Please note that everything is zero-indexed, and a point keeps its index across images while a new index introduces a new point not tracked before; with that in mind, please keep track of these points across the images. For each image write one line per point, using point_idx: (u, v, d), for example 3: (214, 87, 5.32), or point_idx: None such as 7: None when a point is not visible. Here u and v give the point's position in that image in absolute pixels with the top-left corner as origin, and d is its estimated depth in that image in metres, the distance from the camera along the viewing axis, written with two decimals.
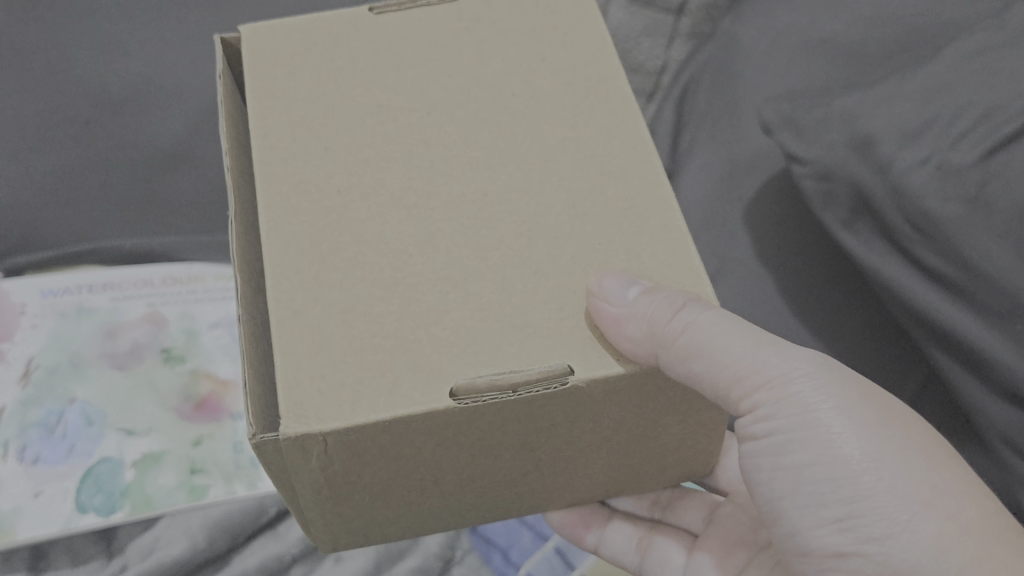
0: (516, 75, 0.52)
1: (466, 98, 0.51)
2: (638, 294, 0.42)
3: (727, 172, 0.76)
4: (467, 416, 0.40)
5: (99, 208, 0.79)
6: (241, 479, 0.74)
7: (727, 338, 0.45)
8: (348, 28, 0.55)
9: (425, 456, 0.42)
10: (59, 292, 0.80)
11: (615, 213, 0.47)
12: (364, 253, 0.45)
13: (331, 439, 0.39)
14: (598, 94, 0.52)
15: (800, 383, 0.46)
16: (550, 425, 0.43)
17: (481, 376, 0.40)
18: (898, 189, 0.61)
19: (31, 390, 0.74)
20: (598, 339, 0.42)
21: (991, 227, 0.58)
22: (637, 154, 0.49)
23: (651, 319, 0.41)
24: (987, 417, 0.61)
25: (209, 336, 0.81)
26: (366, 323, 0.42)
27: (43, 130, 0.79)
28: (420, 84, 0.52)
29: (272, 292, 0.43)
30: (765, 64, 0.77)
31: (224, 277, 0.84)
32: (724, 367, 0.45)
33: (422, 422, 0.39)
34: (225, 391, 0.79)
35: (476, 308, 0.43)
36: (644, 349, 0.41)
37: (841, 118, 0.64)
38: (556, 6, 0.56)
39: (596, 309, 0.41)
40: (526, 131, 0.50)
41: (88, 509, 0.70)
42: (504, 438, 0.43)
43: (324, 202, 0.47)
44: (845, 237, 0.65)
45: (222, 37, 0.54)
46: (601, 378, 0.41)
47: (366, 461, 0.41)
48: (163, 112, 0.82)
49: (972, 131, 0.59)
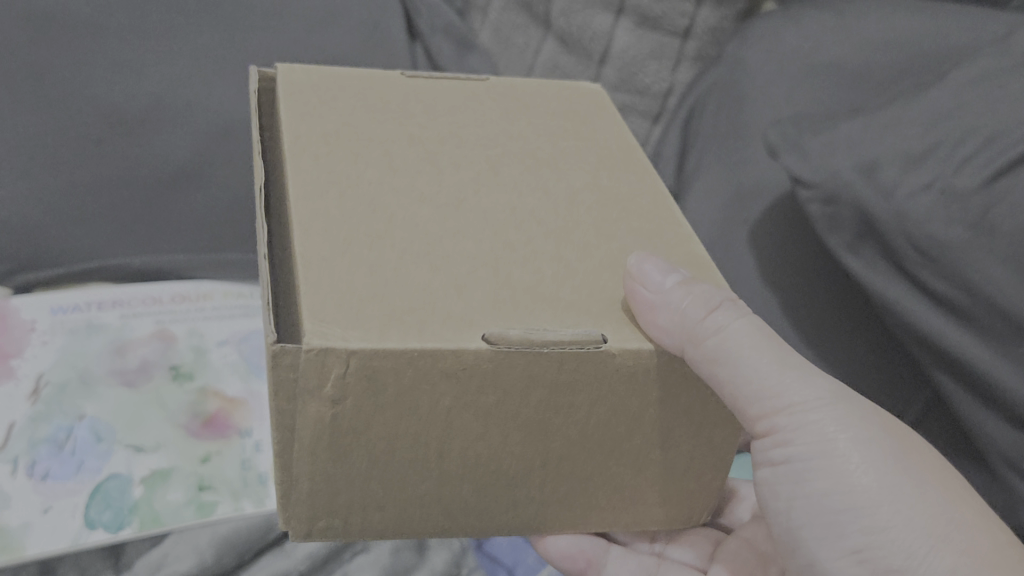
0: (543, 135, 0.58)
1: (496, 142, 0.56)
2: (673, 284, 0.44)
3: (732, 195, 0.77)
4: (498, 365, 0.41)
5: (114, 227, 0.80)
6: (249, 495, 0.74)
7: (753, 353, 0.47)
8: (384, 81, 0.60)
9: (440, 415, 0.42)
10: (68, 309, 0.81)
11: (640, 239, 0.51)
12: (394, 229, 0.46)
13: (355, 362, 0.38)
14: (615, 159, 0.58)
15: (820, 412, 0.48)
16: (570, 401, 0.43)
17: (513, 330, 0.41)
18: (901, 214, 0.61)
19: (41, 406, 0.74)
20: (629, 322, 0.44)
21: (993, 251, 0.58)
22: (660, 204, 0.54)
23: (684, 312, 0.44)
24: (992, 441, 0.61)
25: (216, 353, 0.83)
26: (394, 275, 0.43)
27: (54, 150, 0.77)
28: (453, 124, 0.57)
29: (299, 241, 0.43)
30: (771, 87, 0.77)
31: (234, 295, 0.87)
32: (749, 382, 0.47)
33: (450, 362, 0.40)
34: (232, 408, 0.79)
35: (508, 283, 0.44)
36: (673, 338, 0.43)
37: (845, 144, 0.65)
38: (572, 103, 0.63)
39: (631, 291, 0.44)
40: (555, 173, 0.54)
41: (96, 525, 0.68)
42: (522, 406, 0.43)
43: (353, 186, 0.48)
44: (849, 261, 0.66)
45: (257, 68, 0.57)
46: (633, 351, 0.42)
47: (380, 409, 0.41)
48: (175, 132, 0.81)
49: (975, 156, 0.60)
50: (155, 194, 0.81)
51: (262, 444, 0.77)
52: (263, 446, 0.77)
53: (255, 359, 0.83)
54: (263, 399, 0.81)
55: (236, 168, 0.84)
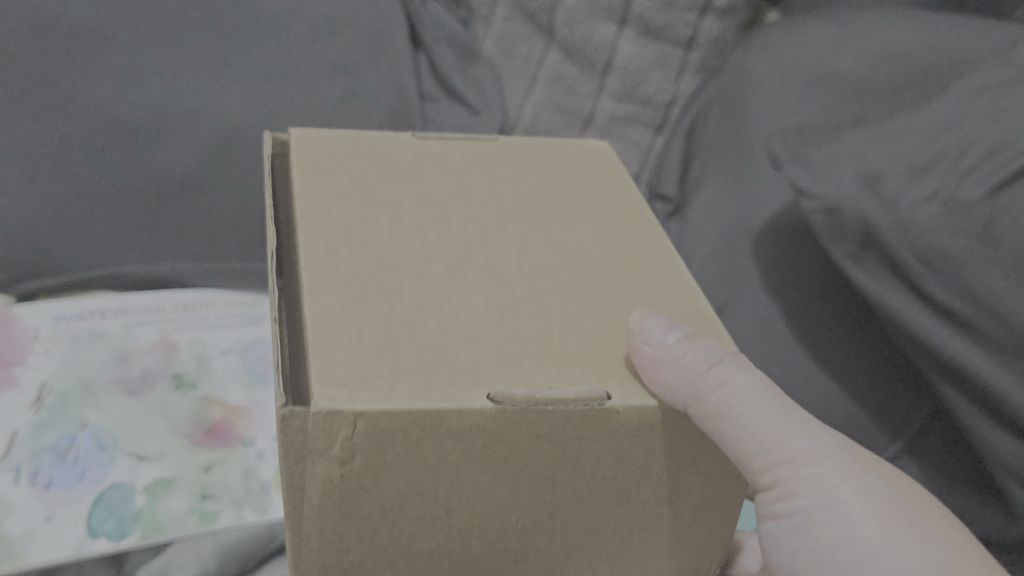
0: (551, 192, 0.61)
1: (505, 199, 0.58)
2: (675, 340, 0.46)
3: (736, 206, 0.77)
4: (505, 423, 0.41)
5: (119, 236, 0.81)
6: (252, 504, 0.74)
7: (754, 406, 0.48)
8: (394, 137, 0.62)
9: (447, 473, 0.41)
10: (71, 318, 0.81)
11: (646, 293, 0.53)
12: (403, 285, 0.48)
13: (360, 424, 0.38)
14: (621, 216, 0.60)
15: (820, 466, 0.49)
16: (578, 456, 0.43)
17: (518, 389, 0.42)
18: (905, 225, 0.61)
19: (44, 415, 0.74)
20: (633, 378, 0.46)
21: (997, 262, 0.58)
22: (665, 258, 0.57)
23: (686, 368, 0.45)
24: (996, 453, 0.61)
25: (219, 362, 0.83)
26: (404, 334, 0.44)
27: (59, 158, 0.77)
28: (463, 182, 0.59)
29: (309, 299, 0.44)
30: (773, 98, 0.78)
31: (236, 304, 0.88)
32: (750, 436, 0.48)
33: (455, 423, 0.40)
34: (235, 417, 0.80)
35: (514, 338, 0.46)
36: (676, 395, 0.44)
37: (848, 156, 0.65)
38: (579, 159, 0.66)
39: (635, 349, 0.46)
40: (562, 231, 0.57)
41: (99, 533, 0.68)
42: (531, 462, 0.43)
43: (363, 245, 0.50)
44: (853, 272, 0.66)
45: (271, 133, 0.59)
46: (637, 408, 0.43)
47: (388, 472, 0.40)
48: (182, 140, 0.82)
49: (977, 168, 0.60)
50: (161, 205, 0.82)
51: (265, 453, 0.78)
52: (266, 455, 0.77)
53: (258, 368, 0.84)
54: (265, 408, 0.81)
55: (241, 176, 0.85)
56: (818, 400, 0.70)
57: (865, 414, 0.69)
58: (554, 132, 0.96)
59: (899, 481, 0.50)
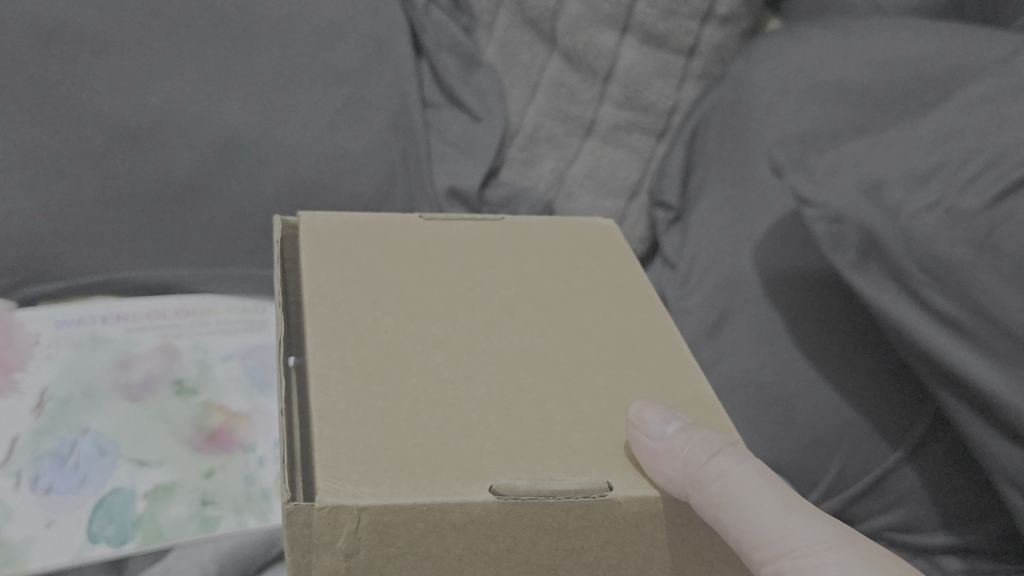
0: (553, 274, 0.65)
1: (509, 283, 0.62)
2: (674, 430, 0.49)
3: (738, 213, 0.78)
4: (509, 514, 0.44)
5: (120, 242, 0.81)
6: (253, 510, 0.74)
7: (757, 497, 0.49)
8: (398, 223, 0.66)
9: (451, 563, 0.45)
10: (73, 323, 0.81)
11: (646, 377, 0.57)
12: (409, 377, 0.52)
13: (364, 517, 0.42)
14: (623, 298, 0.64)
15: (822, 556, 0.48)
16: (578, 544, 0.47)
17: (521, 481, 0.46)
18: (907, 234, 0.62)
19: (45, 420, 0.74)
20: (636, 470, 0.49)
21: (998, 271, 0.58)
22: (667, 339, 0.61)
23: (687, 457, 0.48)
24: (997, 462, 0.61)
25: (221, 368, 0.83)
26: (411, 427, 0.48)
27: (63, 164, 0.78)
28: (467, 266, 0.63)
29: (318, 393, 0.49)
30: (775, 106, 0.78)
31: (237, 309, 0.88)
32: (752, 526, 0.48)
33: (458, 514, 0.43)
34: (236, 422, 0.80)
35: (517, 429, 0.50)
36: (674, 485, 0.48)
37: (852, 163, 0.65)
38: (585, 235, 0.70)
39: (637, 440, 0.49)
40: (564, 314, 0.61)
41: (99, 539, 0.68)
42: (531, 551, 0.46)
43: (370, 336, 0.54)
44: (855, 280, 0.65)
45: (280, 218, 0.63)
46: (633, 498, 0.47)
47: (392, 561, 0.43)
48: (181, 147, 0.81)
49: (979, 176, 0.60)
50: (162, 211, 0.82)
51: (266, 459, 0.78)
52: (267, 461, 0.77)
53: (260, 376, 0.84)
54: (267, 415, 0.81)
55: (241, 185, 0.84)
56: (818, 408, 0.70)
57: (863, 422, 0.68)
58: (556, 140, 0.95)
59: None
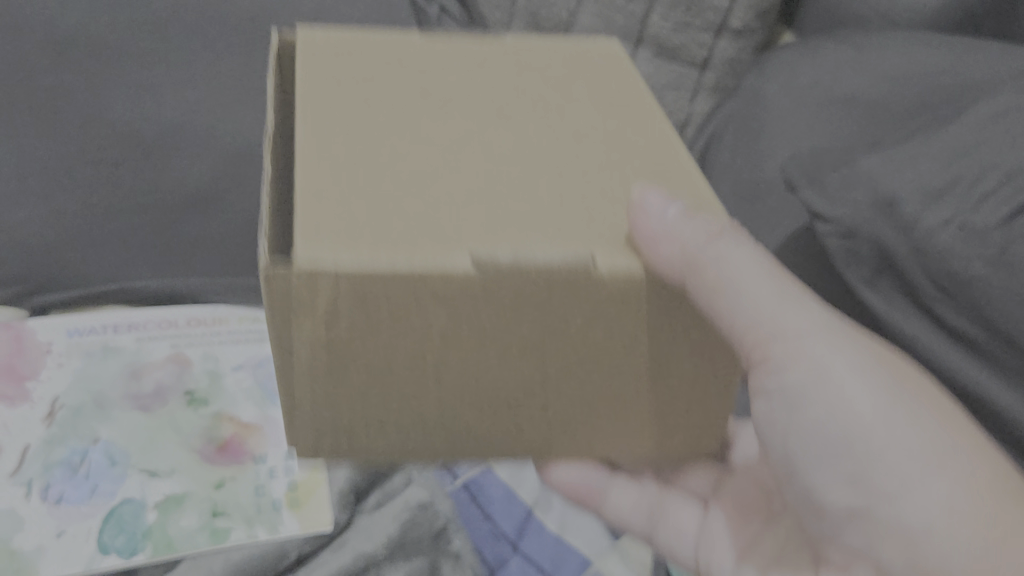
0: (534, 80, 0.53)
1: (478, 82, 0.52)
2: (678, 212, 0.40)
3: (750, 226, 0.77)
4: (479, 288, 0.38)
5: (130, 251, 0.81)
6: (262, 522, 0.72)
7: (778, 307, 0.42)
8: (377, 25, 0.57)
9: (431, 368, 0.41)
10: (84, 332, 0.82)
11: (638, 167, 0.46)
12: (373, 154, 0.44)
13: (343, 281, 0.36)
14: (615, 92, 0.53)
15: (826, 345, 0.42)
16: (559, 347, 0.41)
17: (505, 254, 0.38)
18: (921, 250, 0.61)
19: (56, 429, 0.74)
20: (632, 253, 0.40)
21: (1013, 288, 0.57)
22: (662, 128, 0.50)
23: (688, 241, 0.39)
24: None
25: (232, 379, 0.82)
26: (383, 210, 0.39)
27: (74, 173, 0.78)
28: (445, 66, 0.53)
29: (302, 138, 0.43)
30: (788, 120, 0.78)
31: (249, 319, 0.86)
32: (768, 329, 0.42)
33: (435, 287, 0.37)
34: (247, 434, 0.78)
35: (502, 212, 0.41)
36: (677, 269, 0.39)
37: (865, 179, 0.64)
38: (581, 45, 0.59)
39: (634, 219, 0.40)
40: (550, 110, 0.51)
41: (109, 550, 0.68)
42: (537, 352, 0.41)
43: (334, 109, 0.46)
44: (868, 296, 0.66)
45: None
46: (621, 272, 0.39)
47: (367, 355, 0.40)
48: (191, 157, 0.82)
49: (993, 194, 0.60)
50: (170, 218, 0.82)
51: (276, 470, 0.76)
52: (277, 472, 0.76)
53: (271, 385, 0.82)
54: (278, 425, 0.79)
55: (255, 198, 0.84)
56: None
57: None
58: None
59: (950, 414, 0.42)
